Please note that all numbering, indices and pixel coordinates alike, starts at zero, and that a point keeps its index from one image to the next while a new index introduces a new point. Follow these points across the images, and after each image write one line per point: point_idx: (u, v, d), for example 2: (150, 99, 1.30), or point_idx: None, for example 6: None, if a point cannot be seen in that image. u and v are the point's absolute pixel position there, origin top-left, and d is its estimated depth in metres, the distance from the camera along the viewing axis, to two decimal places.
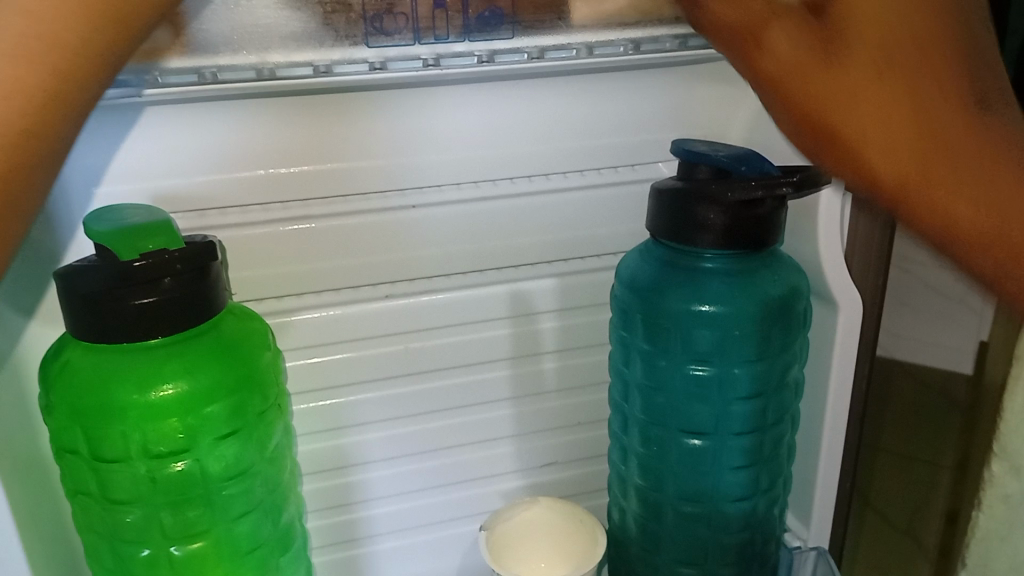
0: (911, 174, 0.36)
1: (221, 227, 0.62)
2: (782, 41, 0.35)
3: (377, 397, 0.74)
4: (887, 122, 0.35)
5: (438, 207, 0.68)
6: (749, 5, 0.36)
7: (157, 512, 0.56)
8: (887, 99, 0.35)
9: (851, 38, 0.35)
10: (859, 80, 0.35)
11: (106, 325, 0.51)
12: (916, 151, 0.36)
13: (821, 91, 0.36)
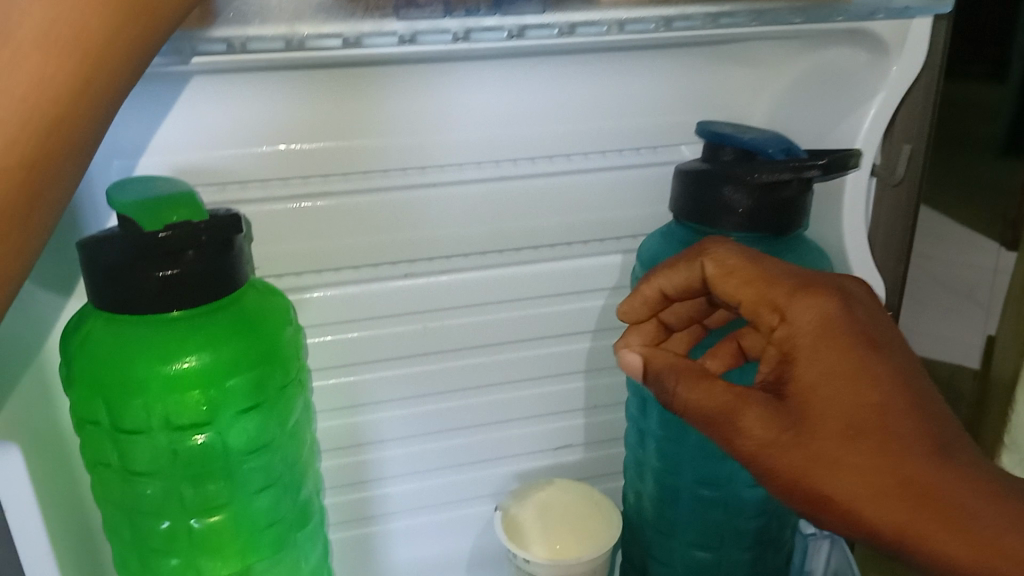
0: (882, 499, 0.41)
1: (243, 200, 0.62)
2: (753, 426, 0.43)
3: (396, 376, 0.74)
4: (863, 482, 0.41)
5: (463, 186, 0.67)
6: (715, 392, 0.44)
7: (177, 485, 0.56)
8: (841, 392, 0.42)
9: (815, 402, 0.42)
10: (817, 447, 0.41)
11: (127, 296, 0.50)
12: (890, 488, 0.41)
13: (802, 465, 0.42)
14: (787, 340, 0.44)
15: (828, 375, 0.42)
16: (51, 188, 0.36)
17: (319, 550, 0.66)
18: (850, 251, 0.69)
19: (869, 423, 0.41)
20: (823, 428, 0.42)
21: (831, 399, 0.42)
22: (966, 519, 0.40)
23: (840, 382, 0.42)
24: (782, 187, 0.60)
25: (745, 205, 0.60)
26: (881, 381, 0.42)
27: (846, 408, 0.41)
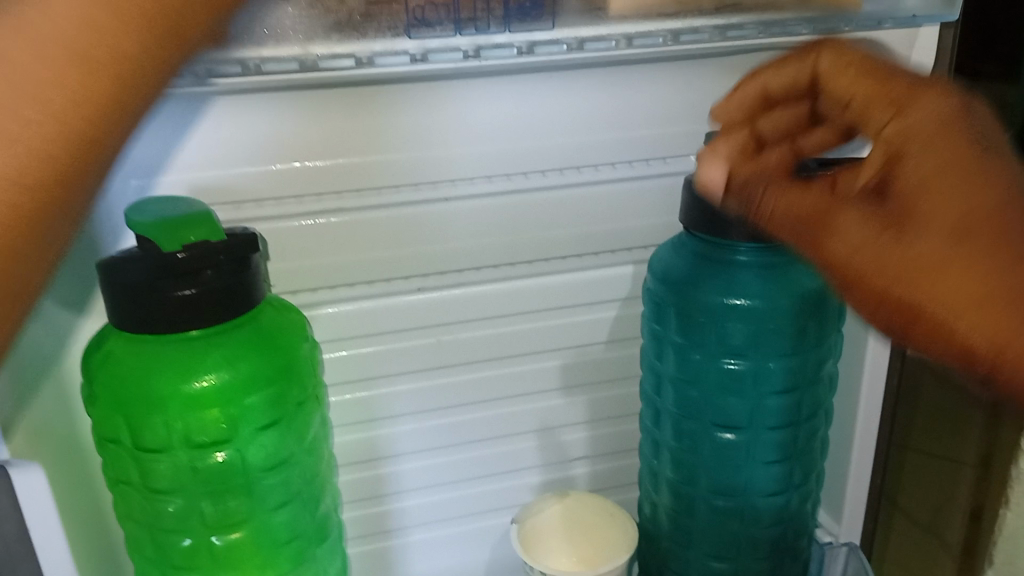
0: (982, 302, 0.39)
1: (258, 218, 0.63)
2: (849, 231, 0.41)
3: (411, 390, 0.74)
4: (974, 292, 0.39)
5: (469, 201, 0.68)
6: (809, 199, 0.42)
7: (198, 502, 0.56)
8: (957, 189, 0.39)
9: (922, 197, 0.39)
10: (909, 262, 0.40)
11: (147, 316, 0.51)
12: (987, 296, 0.39)
13: (895, 273, 0.40)
14: (901, 140, 0.41)
15: (936, 162, 0.39)
16: (68, 206, 0.33)
17: (337, 565, 0.66)
18: None
19: (1003, 228, 0.38)
20: (948, 223, 0.39)
21: (952, 202, 0.39)
22: None
23: (942, 164, 0.39)
24: None
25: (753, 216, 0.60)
26: (990, 183, 0.39)
27: (964, 220, 0.38)
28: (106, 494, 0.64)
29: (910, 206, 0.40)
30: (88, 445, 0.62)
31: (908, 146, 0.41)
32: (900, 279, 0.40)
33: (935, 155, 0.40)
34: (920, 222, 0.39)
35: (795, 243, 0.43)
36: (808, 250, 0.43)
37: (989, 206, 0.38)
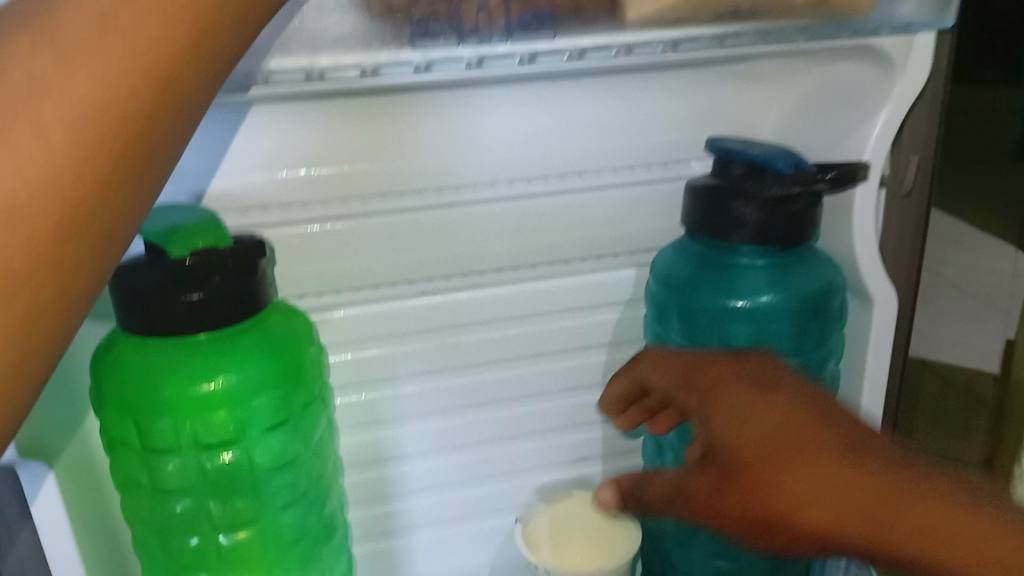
0: (870, 526, 0.41)
1: (264, 225, 0.64)
2: (705, 481, 0.50)
3: (417, 391, 0.75)
4: (899, 510, 0.41)
5: (480, 205, 0.69)
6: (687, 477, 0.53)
7: (206, 502, 0.58)
8: (805, 470, 0.44)
9: (735, 444, 0.48)
10: (769, 474, 0.45)
11: (157, 319, 0.53)
12: (863, 512, 0.42)
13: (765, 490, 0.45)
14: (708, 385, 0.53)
15: (752, 431, 0.47)
16: (109, 231, 0.31)
17: (343, 563, 0.68)
18: (861, 262, 0.69)
19: (868, 472, 0.42)
20: (823, 457, 0.43)
21: (756, 409, 0.48)
22: (910, 510, 0.41)
23: (759, 427, 0.46)
24: (791, 200, 0.61)
25: (756, 219, 0.62)
26: (783, 399, 0.47)
27: (785, 424, 0.46)
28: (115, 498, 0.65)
29: (734, 459, 0.47)
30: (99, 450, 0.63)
31: (720, 393, 0.51)
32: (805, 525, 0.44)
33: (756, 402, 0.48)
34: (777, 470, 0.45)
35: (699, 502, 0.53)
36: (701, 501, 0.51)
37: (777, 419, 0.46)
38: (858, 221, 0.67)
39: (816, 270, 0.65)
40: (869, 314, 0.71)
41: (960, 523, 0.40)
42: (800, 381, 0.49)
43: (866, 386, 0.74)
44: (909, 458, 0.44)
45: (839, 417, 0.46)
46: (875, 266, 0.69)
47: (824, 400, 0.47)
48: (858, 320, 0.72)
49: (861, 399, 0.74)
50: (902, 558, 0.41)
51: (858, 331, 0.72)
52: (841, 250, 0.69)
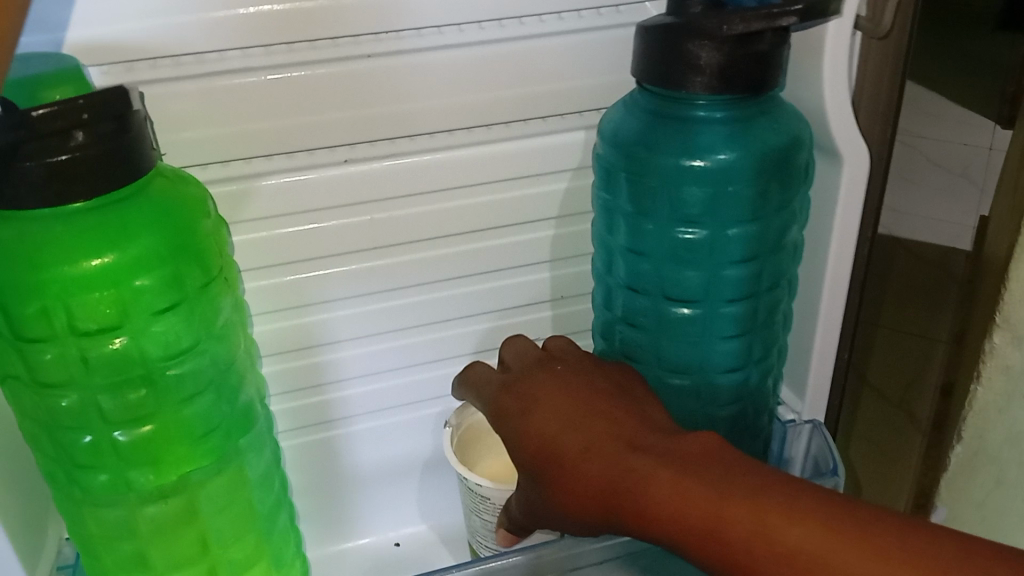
0: (675, 516, 0.42)
1: (150, 81, 0.57)
2: None
3: (347, 272, 0.69)
4: (652, 494, 0.43)
5: (424, 54, 0.62)
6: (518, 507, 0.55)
7: (95, 396, 0.51)
8: (601, 470, 0.46)
9: (503, 428, 0.53)
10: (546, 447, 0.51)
11: (13, 189, 0.45)
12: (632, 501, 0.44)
13: (563, 493, 0.48)
14: (496, 417, 0.55)
15: (522, 415, 0.52)
16: None
17: (266, 457, 0.63)
18: (832, 113, 0.61)
19: (635, 467, 0.45)
20: (569, 456, 0.48)
21: (523, 427, 0.52)
22: (630, 490, 0.44)
23: (522, 414, 0.52)
24: (754, 39, 0.53)
25: (715, 62, 0.54)
26: (547, 411, 0.51)
27: (546, 439, 0.49)
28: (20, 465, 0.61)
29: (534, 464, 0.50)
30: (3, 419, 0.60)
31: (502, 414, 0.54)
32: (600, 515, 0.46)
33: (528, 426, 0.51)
34: (569, 472, 0.47)
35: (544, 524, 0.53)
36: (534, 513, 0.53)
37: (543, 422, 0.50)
38: (831, 63, 0.59)
39: (781, 121, 0.58)
40: (839, 169, 0.63)
41: (710, 503, 0.41)
42: (559, 378, 0.53)
43: (833, 252, 0.67)
44: (669, 445, 0.46)
45: (610, 413, 0.49)
46: (847, 118, 0.61)
47: (586, 399, 0.51)
48: (826, 181, 0.65)
49: (828, 265, 0.68)
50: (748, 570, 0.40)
51: (827, 189, 0.65)
52: (809, 101, 0.62)
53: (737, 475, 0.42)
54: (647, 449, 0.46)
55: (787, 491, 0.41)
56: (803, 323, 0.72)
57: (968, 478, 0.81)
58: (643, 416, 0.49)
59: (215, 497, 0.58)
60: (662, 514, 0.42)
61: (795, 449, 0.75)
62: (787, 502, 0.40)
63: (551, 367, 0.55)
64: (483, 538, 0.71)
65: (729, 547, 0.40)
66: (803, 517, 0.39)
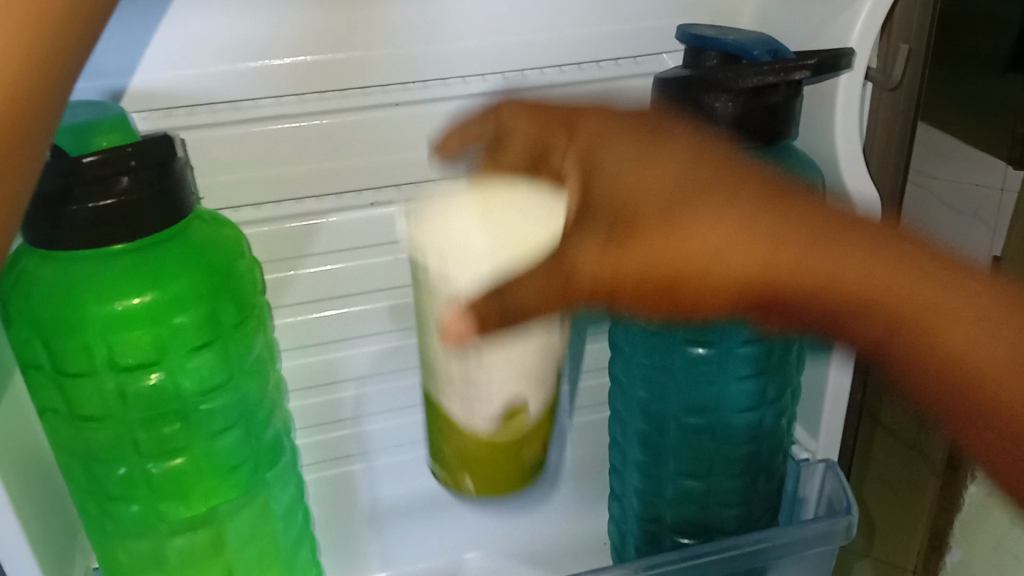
0: (830, 292, 0.50)
1: (188, 127, 0.59)
2: (583, 255, 0.47)
3: (372, 310, 0.71)
4: (817, 258, 0.49)
5: (449, 102, 0.64)
6: (558, 287, 0.45)
7: (130, 429, 0.53)
8: (742, 216, 0.48)
9: (615, 191, 0.49)
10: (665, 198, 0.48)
11: (60, 231, 0.47)
12: (793, 257, 0.49)
13: (686, 249, 0.49)
14: (569, 134, 0.52)
15: (619, 160, 0.49)
16: None
17: (290, 490, 0.64)
18: (844, 161, 0.63)
19: (790, 242, 0.49)
20: (717, 199, 0.49)
21: (616, 169, 0.49)
22: (799, 240, 0.49)
23: (626, 168, 0.49)
24: (768, 92, 0.56)
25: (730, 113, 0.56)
26: (668, 161, 0.49)
27: (623, 178, 0.49)
28: (59, 496, 0.65)
29: (637, 212, 0.48)
30: (45, 453, 0.63)
31: (595, 149, 0.51)
32: (739, 284, 0.50)
33: (621, 164, 0.49)
34: (694, 219, 0.48)
35: (588, 300, 0.48)
36: (592, 280, 0.47)
37: (678, 171, 0.49)
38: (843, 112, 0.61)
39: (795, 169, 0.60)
40: None
41: (897, 277, 0.49)
42: (678, 144, 0.51)
43: None
44: (808, 203, 0.51)
45: (742, 165, 0.50)
46: (859, 166, 0.63)
47: (706, 158, 0.50)
48: None
49: None
50: (908, 337, 0.50)
51: None
52: (822, 149, 0.63)
53: (884, 232, 0.50)
54: (789, 200, 0.49)
55: (900, 240, 0.50)
56: (818, 364, 0.73)
57: (984, 521, 0.80)
58: (762, 174, 0.51)
59: (241, 527, 0.59)
60: (856, 279, 0.49)
61: (810, 489, 0.76)
62: (911, 254, 0.50)
63: (665, 130, 0.52)
64: (468, 399, 0.50)
65: (913, 299, 0.49)
66: (924, 262, 0.49)
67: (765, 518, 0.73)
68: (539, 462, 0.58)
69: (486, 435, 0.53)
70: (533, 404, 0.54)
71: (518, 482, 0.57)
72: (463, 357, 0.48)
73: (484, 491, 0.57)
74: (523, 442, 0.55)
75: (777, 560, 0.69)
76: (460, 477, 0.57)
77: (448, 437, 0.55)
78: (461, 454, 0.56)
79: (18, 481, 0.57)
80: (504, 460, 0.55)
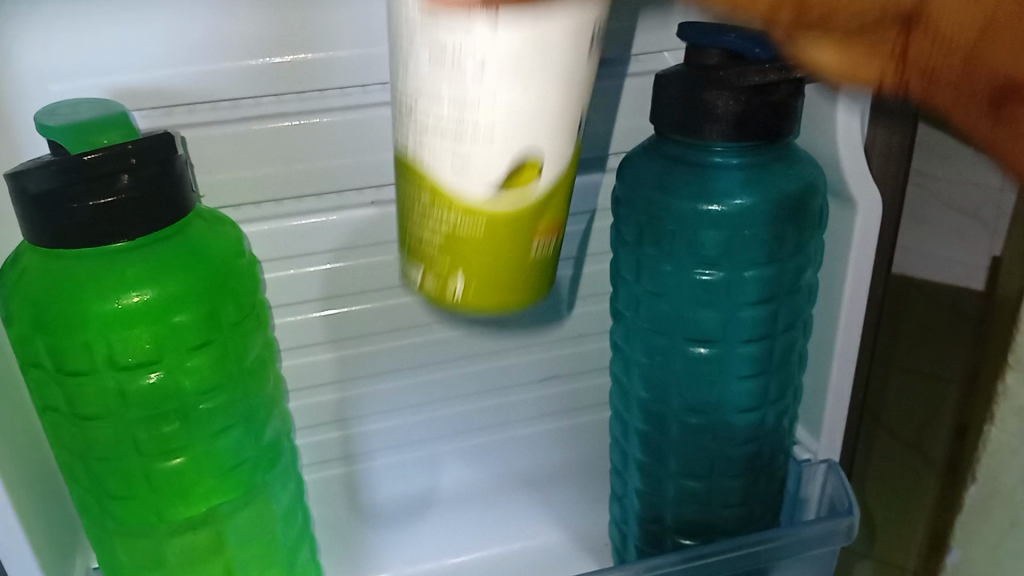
0: None
1: (189, 125, 0.59)
2: None
3: (371, 309, 0.71)
4: None
5: None
6: None
7: (130, 428, 0.53)
8: None
9: None
10: None
11: (59, 229, 0.47)
12: None
13: None
14: None
15: None
16: None
17: (290, 489, 0.64)
18: (844, 158, 0.63)
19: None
20: None
21: None
22: None
23: None
24: (770, 90, 0.55)
25: (731, 111, 0.56)
26: None
27: None
28: (60, 497, 0.65)
29: None
30: (45, 454, 0.63)
31: None
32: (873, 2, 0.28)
33: None
34: None
35: None
36: None
37: None
38: (844, 109, 0.61)
39: (796, 168, 0.60)
40: (852, 214, 0.65)
41: None
42: None
43: (848, 293, 0.68)
44: None
45: None
46: (859, 164, 0.63)
47: None
48: (840, 226, 0.67)
49: (842, 307, 0.69)
50: None
51: (840, 233, 0.66)
52: (823, 147, 0.63)
53: None
54: None
55: None
56: (818, 364, 0.73)
57: (982, 520, 0.80)
58: None
59: (242, 527, 0.59)
60: None
61: (811, 490, 0.76)
62: None
63: None
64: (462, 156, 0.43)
65: None
66: None
67: (766, 518, 0.73)
68: (543, 264, 0.50)
69: (490, 219, 0.45)
70: (545, 210, 0.47)
71: (523, 283, 0.49)
72: (467, 64, 0.40)
73: (474, 304, 0.49)
74: (532, 228, 0.47)
75: (779, 561, 0.69)
76: (449, 275, 0.48)
77: (435, 231, 0.47)
78: (452, 250, 0.47)
79: (19, 483, 0.57)
80: (504, 262, 0.47)
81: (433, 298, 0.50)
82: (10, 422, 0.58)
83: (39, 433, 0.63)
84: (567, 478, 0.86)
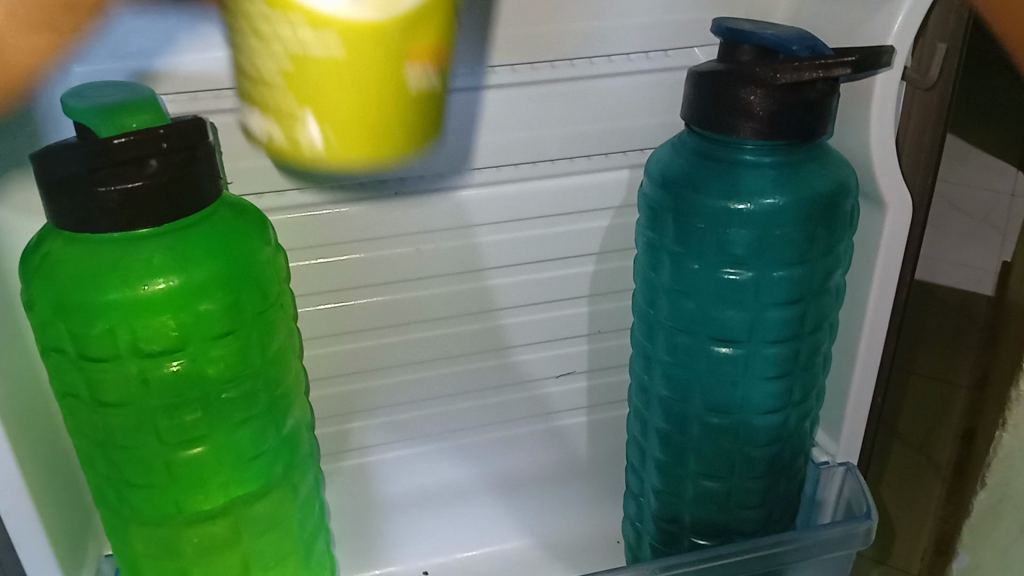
0: None
1: (215, 110, 0.58)
2: None
3: (389, 301, 0.70)
4: None
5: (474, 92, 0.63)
6: None
7: (151, 416, 0.52)
8: None
9: None
10: None
11: (86, 213, 0.46)
12: None
13: None
14: None
15: None
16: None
17: (308, 480, 0.63)
18: (876, 159, 0.62)
19: None
20: None
21: None
22: None
23: None
24: (806, 88, 0.54)
25: (765, 109, 0.55)
26: None
27: None
28: (75, 482, 0.65)
29: None
30: (63, 439, 0.63)
31: None
32: None
33: None
34: None
35: None
36: None
37: None
38: (877, 110, 0.60)
39: (828, 169, 0.59)
40: (882, 216, 0.64)
41: None
42: None
43: (873, 296, 0.67)
44: None
45: None
46: (890, 165, 0.62)
47: None
48: (868, 228, 0.66)
49: (867, 310, 0.68)
50: None
51: (869, 235, 0.66)
52: (855, 148, 0.63)
53: None
54: None
55: None
56: (840, 366, 0.73)
57: (990, 526, 0.79)
58: None
59: (260, 519, 0.59)
60: None
61: (827, 493, 0.75)
62: None
63: None
64: None
65: None
66: None
67: (783, 520, 0.72)
68: (426, 101, 0.36)
69: (342, 34, 0.31)
70: (423, 21, 0.32)
71: (402, 113, 0.35)
72: None
73: (337, 147, 0.35)
74: (404, 44, 0.33)
75: (795, 563, 0.69)
76: (301, 114, 0.34)
77: (275, 52, 0.32)
78: (300, 81, 0.33)
79: (38, 468, 0.57)
80: (370, 91, 0.34)
81: (283, 152, 0.35)
82: (30, 406, 0.57)
83: (57, 417, 0.63)
84: (580, 475, 0.85)
